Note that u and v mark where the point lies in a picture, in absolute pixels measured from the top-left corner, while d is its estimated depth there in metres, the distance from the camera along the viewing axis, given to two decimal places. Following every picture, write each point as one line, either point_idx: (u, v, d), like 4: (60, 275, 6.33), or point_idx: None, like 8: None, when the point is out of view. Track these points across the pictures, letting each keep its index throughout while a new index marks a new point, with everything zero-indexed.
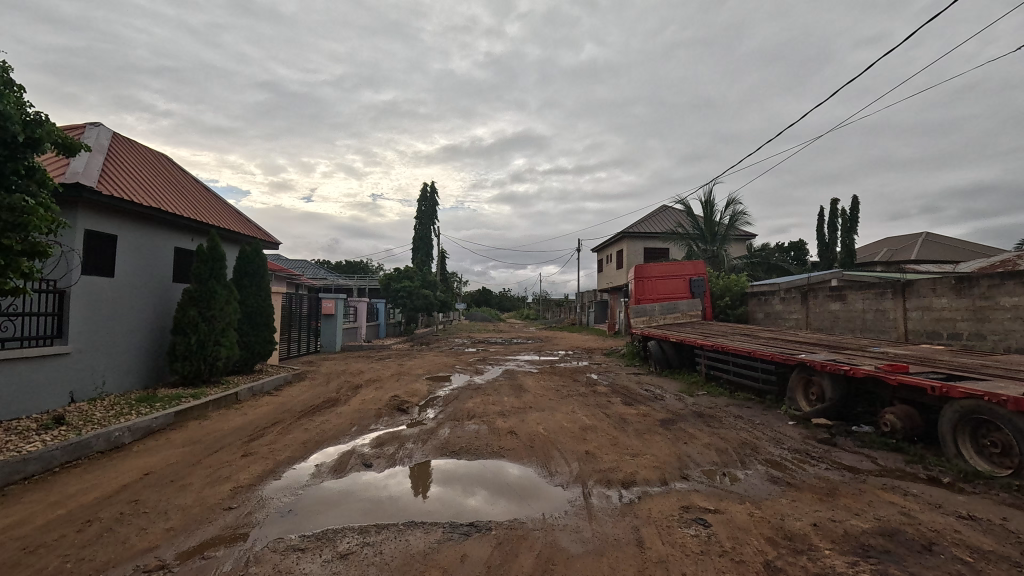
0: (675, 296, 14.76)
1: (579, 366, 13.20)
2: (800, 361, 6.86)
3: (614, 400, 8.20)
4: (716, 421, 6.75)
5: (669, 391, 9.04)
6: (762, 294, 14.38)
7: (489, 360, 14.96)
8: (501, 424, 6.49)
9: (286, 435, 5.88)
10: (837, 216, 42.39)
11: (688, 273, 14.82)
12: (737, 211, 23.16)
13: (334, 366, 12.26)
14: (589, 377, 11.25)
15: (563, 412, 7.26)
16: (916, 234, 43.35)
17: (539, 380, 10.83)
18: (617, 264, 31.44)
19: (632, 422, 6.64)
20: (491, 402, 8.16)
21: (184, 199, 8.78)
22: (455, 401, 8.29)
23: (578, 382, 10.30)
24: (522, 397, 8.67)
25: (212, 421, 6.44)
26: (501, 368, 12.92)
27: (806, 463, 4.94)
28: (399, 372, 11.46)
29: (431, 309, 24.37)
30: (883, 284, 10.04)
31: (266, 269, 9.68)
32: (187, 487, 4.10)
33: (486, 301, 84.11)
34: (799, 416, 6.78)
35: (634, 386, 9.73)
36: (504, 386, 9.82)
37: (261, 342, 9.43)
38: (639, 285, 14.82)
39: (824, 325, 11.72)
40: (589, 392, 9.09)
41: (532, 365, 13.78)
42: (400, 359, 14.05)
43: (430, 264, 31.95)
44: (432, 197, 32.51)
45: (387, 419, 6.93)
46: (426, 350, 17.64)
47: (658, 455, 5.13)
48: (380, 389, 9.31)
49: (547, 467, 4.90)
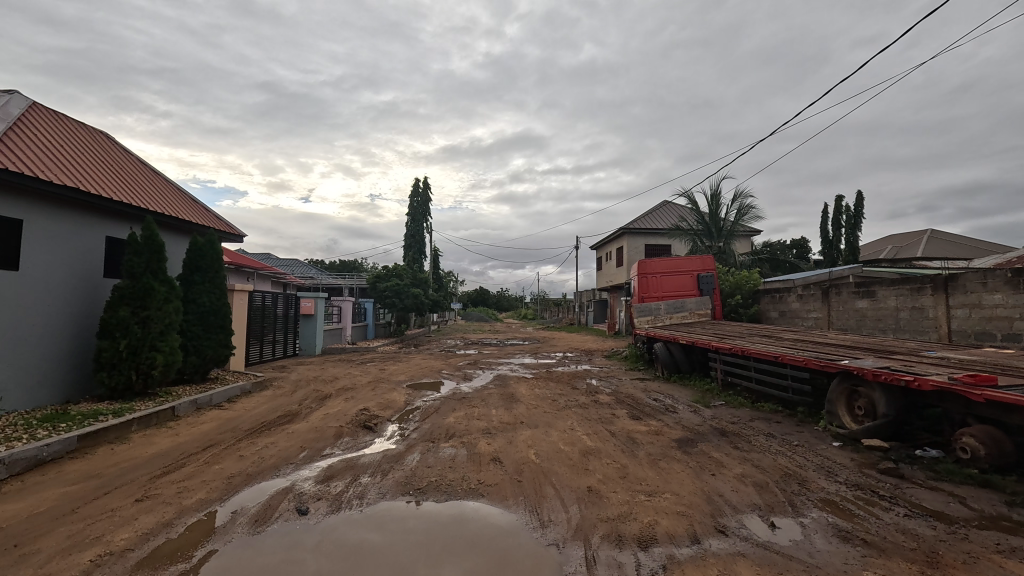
0: (682, 293, 13.61)
1: (578, 371, 12.06)
2: (844, 368, 5.69)
3: (619, 414, 7.05)
4: (745, 441, 5.56)
5: (681, 402, 7.88)
6: (776, 291, 13.26)
7: (480, 363, 13.81)
8: (483, 447, 5.34)
9: (212, 465, 4.67)
10: (843, 213, 41.30)
11: (695, 269, 13.68)
12: (743, 205, 22.07)
13: (307, 372, 11.07)
14: (589, 383, 10.08)
15: (559, 430, 6.10)
16: (923, 232, 42.31)
17: (533, 387, 9.66)
18: (617, 262, 30.34)
19: (644, 444, 5.48)
20: (476, 417, 7.00)
21: (117, 181, 7.57)
22: (435, 415, 7.12)
23: (577, 391, 9.14)
24: (512, 410, 7.49)
25: (129, 446, 5.25)
26: (492, 373, 11.74)
27: (875, 506, 3.79)
28: (377, 378, 10.29)
29: (422, 308, 23.18)
30: (921, 278, 8.92)
31: (219, 264, 8.49)
32: (32, 558, 2.94)
33: (484, 302, 82.98)
34: (845, 436, 5.61)
35: (640, 395, 8.57)
36: (493, 395, 8.67)
37: (214, 346, 8.23)
38: (643, 281, 13.68)
39: (849, 325, 10.59)
40: (590, 403, 7.93)
41: (527, 369, 12.62)
42: (383, 364, 12.87)
43: (423, 263, 30.77)
44: (425, 192, 31.40)
45: (347, 440, 5.76)
46: (414, 354, 16.47)
47: (681, 494, 3.97)
48: (351, 399, 8.13)
49: (538, 513, 3.75)
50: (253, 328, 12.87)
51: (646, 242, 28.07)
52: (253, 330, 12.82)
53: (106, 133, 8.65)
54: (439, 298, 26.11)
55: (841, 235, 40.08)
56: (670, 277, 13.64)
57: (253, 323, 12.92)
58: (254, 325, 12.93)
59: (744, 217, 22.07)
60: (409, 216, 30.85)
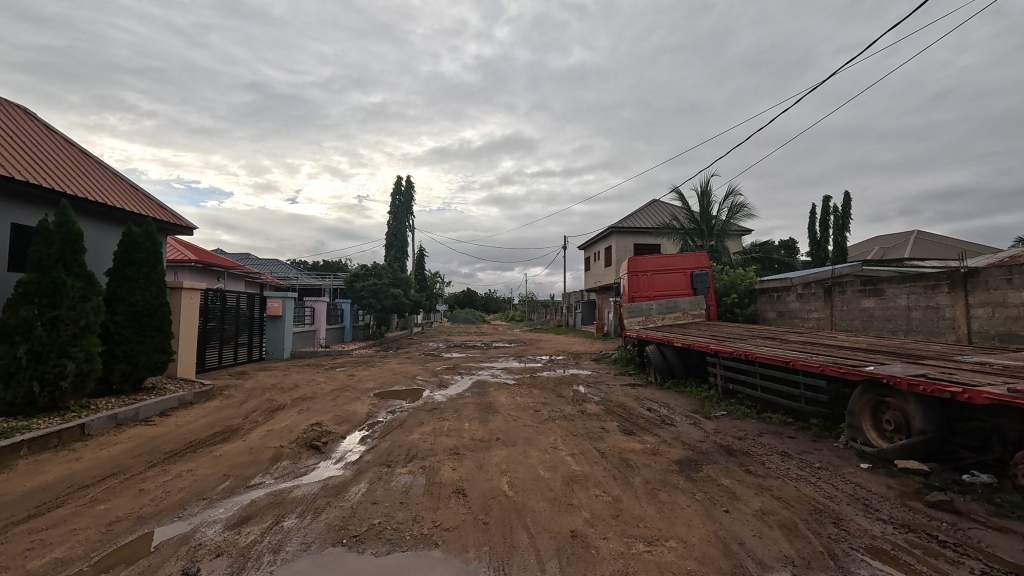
0: (673, 293, 12.83)
1: (564, 376, 11.19)
2: (869, 376, 4.88)
3: (609, 427, 6.18)
4: (758, 463, 4.70)
5: (678, 413, 7.03)
6: (774, 291, 12.54)
7: (460, 368, 12.88)
8: (447, 474, 4.43)
9: (98, 504, 3.69)
10: (832, 214, 41.08)
11: (688, 266, 12.90)
12: (735, 203, 21.45)
13: (266, 379, 10.05)
14: (576, 390, 9.20)
15: (540, 450, 5.20)
16: (911, 232, 42.17)
17: (514, 395, 8.76)
18: (606, 262, 29.62)
19: (640, 468, 4.59)
20: (445, 432, 6.08)
21: (26, 161, 6.51)
22: (398, 429, 6.20)
23: (562, 399, 8.25)
24: (488, 423, 6.58)
25: (7, 477, 4.24)
26: (472, 379, 10.81)
27: (939, 558, 2.94)
28: (342, 386, 9.33)
29: (403, 310, 22.17)
30: (935, 275, 8.20)
31: (156, 258, 7.44)
32: None
33: (471, 303, 81.96)
34: (873, 456, 4.80)
35: (633, 405, 7.71)
36: (469, 405, 7.75)
37: (148, 351, 7.20)
38: (633, 280, 12.93)
39: (855, 326, 9.86)
40: (577, 414, 7.04)
41: (510, 374, 11.72)
42: (354, 369, 11.88)
43: (405, 263, 29.76)
44: (408, 190, 30.42)
45: (286, 464, 4.81)
46: (390, 357, 15.48)
47: (690, 543, 3.09)
48: (306, 411, 7.16)
49: (504, 574, 2.84)
50: (211, 331, 11.78)
51: (635, 241, 27.38)
52: (210, 333, 11.74)
53: (17, 112, 7.55)
54: (421, 298, 25.10)
55: (829, 236, 39.79)
56: (663, 276, 12.87)
57: (211, 325, 11.83)
58: (212, 327, 11.83)
59: (735, 216, 21.45)
60: (390, 214, 29.79)
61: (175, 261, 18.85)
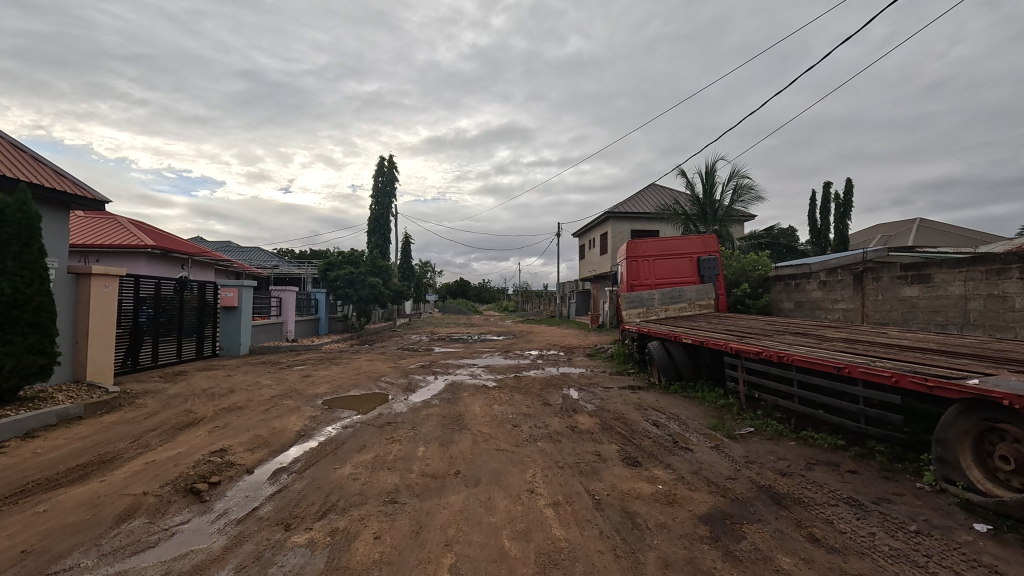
0: (677, 280, 11.44)
1: (554, 376, 9.71)
2: (977, 395, 3.40)
3: (606, 455, 4.69)
4: (825, 524, 3.21)
5: (694, 432, 5.55)
6: (791, 278, 11.12)
7: (436, 366, 11.38)
8: (364, 549, 2.93)
9: None
10: (834, 201, 39.75)
11: (695, 251, 11.45)
12: (740, 186, 19.97)
13: (201, 381, 8.50)
14: (566, 396, 7.74)
15: (511, 498, 3.70)
16: (913, 221, 41.03)
17: (491, 403, 7.27)
18: (601, 250, 28.15)
19: (652, 535, 3.10)
20: (390, 462, 4.58)
21: None
22: (328, 458, 4.69)
23: (548, 409, 6.77)
24: (450, 447, 5.09)
25: None
26: (446, 380, 9.33)
27: None
28: (287, 391, 7.80)
29: (383, 300, 20.62)
30: (1001, 256, 6.79)
31: (28, 235, 5.87)
32: None
33: (463, 293, 80.42)
34: (984, 509, 3.32)
35: (635, 417, 6.25)
36: (433, 418, 6.25)
37: (17, 354, 5.62)
38: (632, 266, 11.59)
39: (892, 318, 8.45)
40: (567, 433, 5.55)
41: (491, 374, 10.23)
42: (313, 369, 10.36)
43: (389, 250, 28.14)
44: (391, 172, 28.79)
45: (137, 527, 3.27)
46: (363, 353, 13.94)
47: None
48: (221, 428, 5.63)
49: None
50: (148, 324, 10.20)
51: (632, 228, 25.91)
52: (146, 326, 10.16)
53: None
54: (404, 288, 23.56)
55: (831, 224, 38.49)
56: (666, 261, 11.45)
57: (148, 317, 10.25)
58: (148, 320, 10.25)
59: (740, 199, 19.98)
60: (374, 199, 28.14)
61: (131, 246, 17.15)
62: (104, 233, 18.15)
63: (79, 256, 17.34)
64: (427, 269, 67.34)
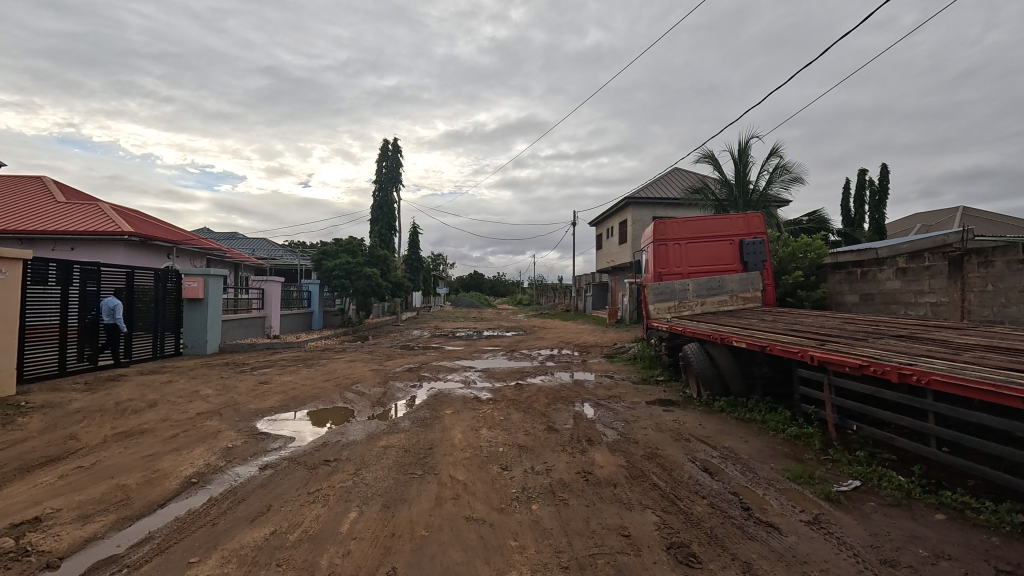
0: (714, 268, 9.52)
1: (565, 385, 7.90)
2: None
3: (642, 543, 2.86)
4: None
5: (774, 487, 3.69)
6: (857, 265, 9.11)
7: (426, 369, 9.66)
8: None
9: None
10: (872, 188, 36.94)
11: (737, 233, 9.51)
12: (777, 165, 17.78)
13: (125, 390, 6.86)
14: (579, 416, 5.92)
15: None
16: (956, 209, 38.02)
17: (480, 425, 5.52)
18: (620, 240, 26.14)
19: None
20: (288, 548, 2.84)
21: None
22: (198, 538, 2.96)
23: (553, 439, 4.96)
24: (396, 513, 3.33)
25: None
26: (430, 390, 7.61)
27: None
28: (222, 406, 6.14)
29: (382, 293, 18.98)
30: None
31: None
32: None
33: (478, 287, 78.79)
34: None
35: (675, 455, 4.41)
36: (390, 455, 4.47)
37: None
38: (661, 251, 9.72)
39: (1011, 315, 6.45)
40: (577, 486, 3.74)
41: (489, 380, 8.47)
42: (277, 374, 8.71)
43: (393, 239, 26.57)
44: (396, 156, 27.17)
45: None
46: (348, 352, 12.31)
47: None
48: (84, 469, 3.97)
49: None
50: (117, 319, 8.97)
51: (654, 215, 23.83)
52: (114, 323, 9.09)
53: None
54: (406, 280, 21.90)
55: (869, 212, 35.68)
56: (701, 245, 9.55)
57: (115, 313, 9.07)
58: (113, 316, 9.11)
59: (778, 180, 17.78)
60: (378, 186, 26.58)
61: (106, 233, 15.80)
62: (80, 219, 16.83)
63: (53, 243, 16.04)
64: (439, 262, 66.00)
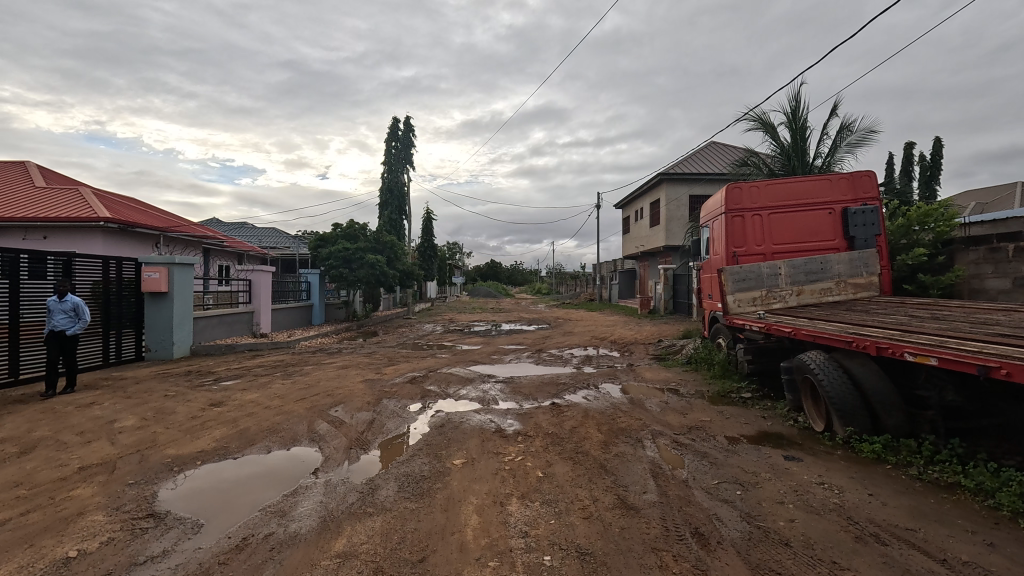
0: (805, 247, 7.25)
1: (618, 407, 5.75)
2: None
3: None
4: None
5: None
6: (1012, 238, 6.73)
7: (432, 379, 7.62)
8: None
9: None
10: (923, 161, 33.65)
11: (836, 199, 7.18)
12: (841, 127, 15.19)
13: (14, 422, 4.95)
14: (659, 471, 3.80)
15: None
16: (1016, 185, 34.58)
17: (506, 494, 3.42)
18: (651, 222, 23.72)
19: None
20: None
21: None
22: None
23: (637, 536, 2.84)
24: None
25: None
26: (434, 415, 5.54)
27: None
28: (124, 454, 4.16)
29: (388, 282, 17.03)
30: None
31: None
32: None
33: (495, 276, 76.89)
34: None
35: None
36: None
37: None
38: (734, 225, 7.46)
39: None
40: None
41: (513, 397, 6.38)
42: (240, 389, 6.76)
43: (403, 224, 24.63)
44: (404, 135, 25.13)
45: None
46: (343, 354, 10.37)
47: None
48: None
49: None
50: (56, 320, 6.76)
51: (690, 192, 21.38)
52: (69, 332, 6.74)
53: None
54: (417, 268, 19.92)
55: (922, 188, 32.52)
56: (791, 216, 7.26)
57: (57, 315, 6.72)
58: (72, 316, 6.78)
59: (842, 144, 15.21)
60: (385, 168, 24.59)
61: (79, 219, 14.09)
62: (55, 205, 15.20)
63: (24, 232, 14.43)
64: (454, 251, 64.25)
